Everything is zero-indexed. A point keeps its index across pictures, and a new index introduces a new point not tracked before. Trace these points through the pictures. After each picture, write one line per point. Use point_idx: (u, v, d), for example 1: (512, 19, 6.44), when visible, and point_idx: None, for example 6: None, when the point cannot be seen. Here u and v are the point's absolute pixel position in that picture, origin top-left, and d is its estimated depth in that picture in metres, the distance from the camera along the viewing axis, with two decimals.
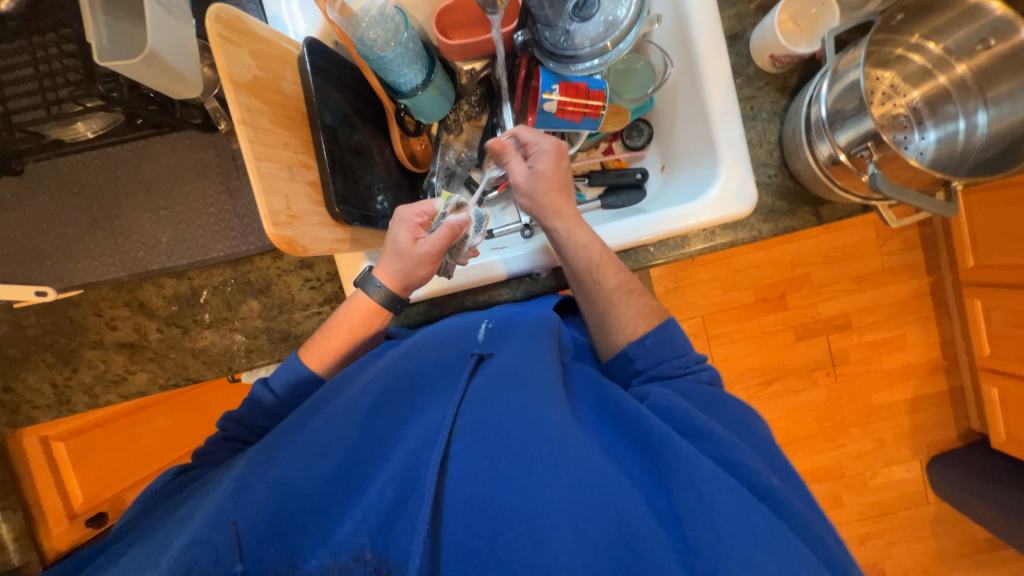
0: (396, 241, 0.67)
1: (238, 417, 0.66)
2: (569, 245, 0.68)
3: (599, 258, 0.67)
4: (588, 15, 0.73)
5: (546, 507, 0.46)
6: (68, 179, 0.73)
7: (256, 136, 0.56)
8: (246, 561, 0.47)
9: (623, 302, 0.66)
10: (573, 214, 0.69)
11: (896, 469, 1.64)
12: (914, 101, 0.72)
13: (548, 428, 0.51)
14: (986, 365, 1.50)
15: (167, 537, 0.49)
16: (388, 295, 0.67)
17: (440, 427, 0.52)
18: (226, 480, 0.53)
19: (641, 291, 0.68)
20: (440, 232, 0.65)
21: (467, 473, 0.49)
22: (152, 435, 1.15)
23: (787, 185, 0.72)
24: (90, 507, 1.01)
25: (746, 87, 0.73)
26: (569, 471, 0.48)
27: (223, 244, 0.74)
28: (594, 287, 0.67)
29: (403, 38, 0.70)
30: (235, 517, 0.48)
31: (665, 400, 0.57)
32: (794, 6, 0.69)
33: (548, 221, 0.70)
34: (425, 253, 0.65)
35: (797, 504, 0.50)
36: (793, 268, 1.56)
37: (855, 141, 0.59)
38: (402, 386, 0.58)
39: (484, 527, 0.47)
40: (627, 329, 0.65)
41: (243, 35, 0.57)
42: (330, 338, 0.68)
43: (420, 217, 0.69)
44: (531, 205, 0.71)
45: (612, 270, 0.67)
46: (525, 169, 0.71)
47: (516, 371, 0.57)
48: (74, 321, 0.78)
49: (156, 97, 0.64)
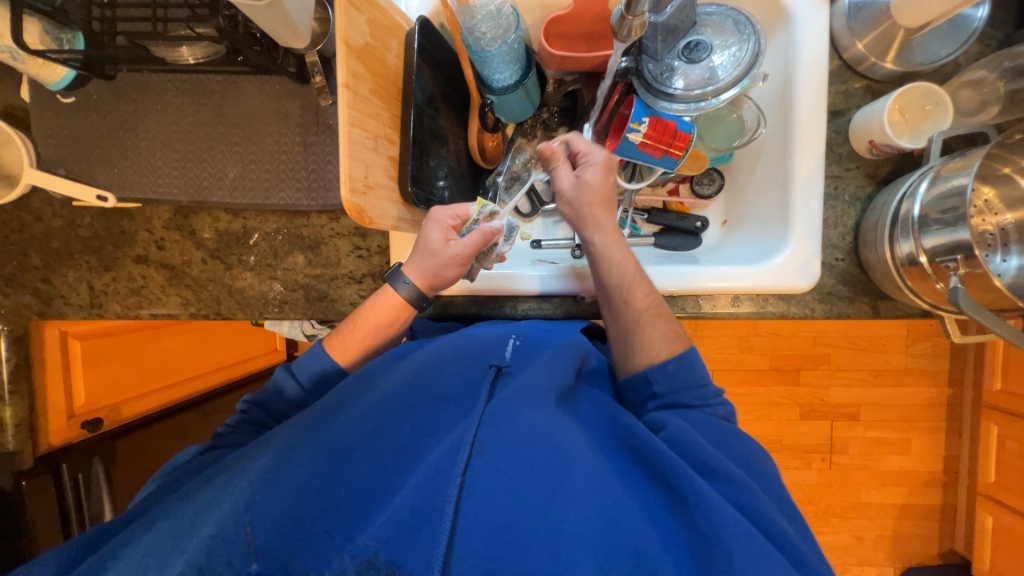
0: (427, 239, 0.66)
1: (258, 402, 0.66)
2: (604, 258, 0.67)
3: (632, 277, 0.66)
4: (697, 58, 0.72)
5: (565, 540, 0.48)
6: (154, 95, 0.74)
7: (353, 101, 0.57)
8: (261, 562, 0.49)
9: (649, 324, 0.64)
10: (612, 228, 0.69)
11: (869, 571, 1.61)
12: (1004, 223, 0.68)
13: (568, 459, 0.52)
14: (988, 492, 1.45)
15: (194, 518, 0.51)
16: (416, 294, 0.67)
17: (462, 440, 0.54)
18: (252, 468, 0.54)
19: (669, 317, 0.66)
20: (473, 237, 0.64)
21: (488, 492, 0.51)
22: (160, 353, 1.17)
23: (852, 271, 0.71)
24: (89, 410, 1.02)
25: (834, 165, 0.72)
26: (586, 504, 0.50)
27: (286, 193, 0.74)
28: (620, 306, 0.66)
29: (510, 39, 0.70)
30: (250, 519, 0.50)
31: (684, 434, 0.57)
32: (907, 98, 0.67)
33: (587, 232, 0.69)
34: (457, 256, 0.64)
35: (808, 551, 0.51)
36: (815, 345, 1.54)
37: (942, 248, 0.57)
38: (423, 391, 0.60)
39: (503, 548, 0.48)
40: (649, 351, 0.64)
41: (365, 1, 0.58)
42: (356, 328, 0.67)
43: (454, 219, 0.67)
44: (572, 214, 0.71)
45: (644, 292, 0.66)
46: (571, 177, 0.70)
47: (536, 394, 0.58)
48: (125, 231, 0.80)
49: (261, 39, 0.65)
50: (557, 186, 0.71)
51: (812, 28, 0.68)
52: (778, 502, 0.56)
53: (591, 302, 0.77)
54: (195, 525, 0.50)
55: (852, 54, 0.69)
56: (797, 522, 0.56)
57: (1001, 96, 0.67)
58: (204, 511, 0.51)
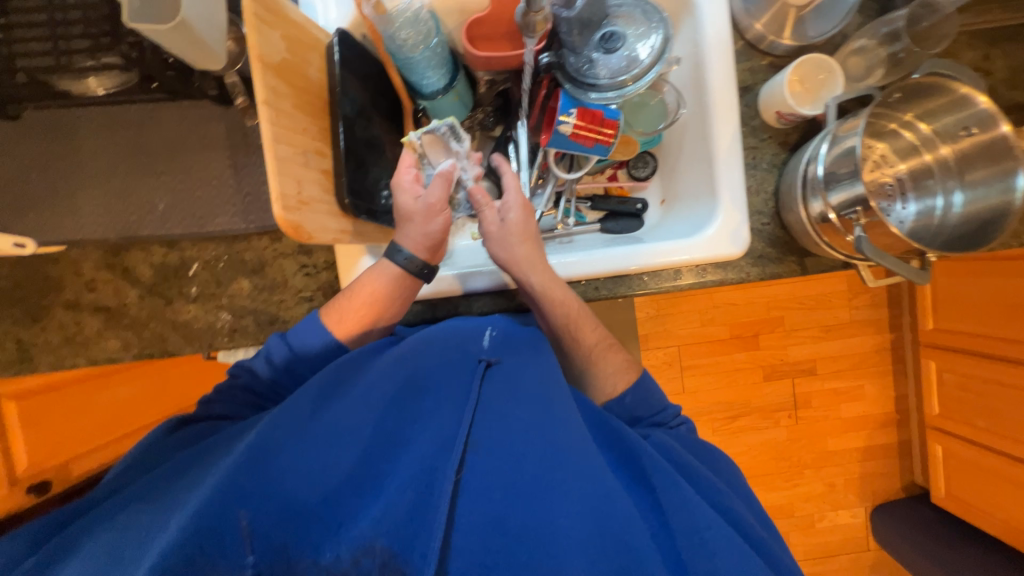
0: (399, 208, 0.67)
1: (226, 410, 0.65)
2: (546, 302, 0.67)
3: (577, 315, 0.69)
4: (613, 48, 0.75)
5: (558, 534, 0.50)
6: (66, 131, 0.71)
7: (276, 118, 0.56)
8: (257, 553, 0.48)
9: (601, 358, 0.70)
10: (546, 268, 0.68)
11: (843, 514, 1.71)
12: (900, 173, 0.75)
13: (561, 451, 0.55)
14: (936, 424, 1.57)
15: (181, 496, 0.51)
16: (419, 264, 0.67)
17: (456, 438, 0.55)
18: (238, 451, 0.52)
19: (617, 346, 0.72)
20: (439, 184, 0.67)
21: (482, 489, 0.53)
22: (112, 403, 1.13)
23: (778, 234, 0.76)
24: (34, 474, 1.02)
25: (750, 137, 0.77)
26: (579, 497, 0.52)
27: (223, 219, 0.72)
28: (571, 345, 0.70)
29: (433, 43, 0.71)
30: (244, 512, 0.49)
31: (667, 442, 0.63)
32: (802, 70, 0.73)
33: (521, 279, 0.68)
34: (432, 207, 0.66)
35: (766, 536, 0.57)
36: (769, 310, 1.62)
37: (845, 203, 0.62)
38: (411, 388, 0.60)
39: (498, 546, 0.50)
40: (606, 387, 0.69)
41: (277, 18, 0.58)
42: (353, 300, 0.66)
43: (409, 169, 0.69)
44: (505, 257, 0.69)
45: (589, 329, 0.70)
46: (496, 222, 0.70)
47: (531, 392, 0.60)
48: (50, 278, 0.75)
49: (175, 63, 0.66)
50: (487, 232, 0.71)
51: (712, 9, 0.73)
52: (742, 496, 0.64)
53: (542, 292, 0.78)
54: (178, 507, 0.49)
55: (753, 34, 0.75)
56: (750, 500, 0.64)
57: (882, 60, 0.74)
58: (188, 492, 0.51)
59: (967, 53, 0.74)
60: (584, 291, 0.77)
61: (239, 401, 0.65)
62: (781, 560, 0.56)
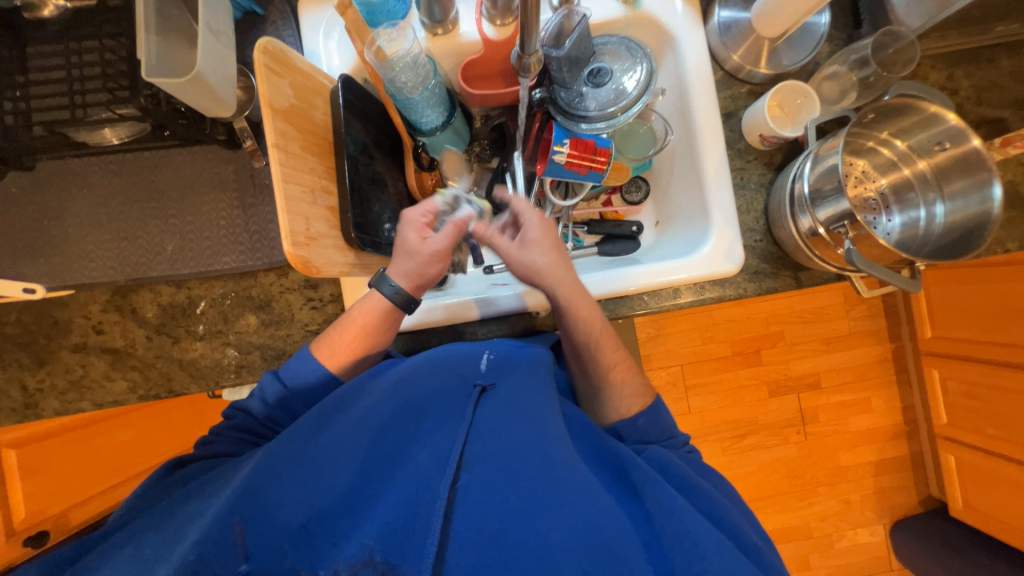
0: (404, 243, 0.69)
1: (232, 439, 0.65)
2: (571, 317, 0.69)
3: (599, 335, 0.70)
4: (601, 82, 0.79)
5: (552, 547, 0.50)
6: (81, 180, 0.73)
7: (285, 159, 0.59)
8: (251, 562, 0.49)
9: (618, 379, 0.71)
10: (573, 282, 0.70)
11: (861, 532, 1.66)
12: (882, 187, 0.78)
13: (555, 465, 0.55)
14: (946, 433, 1.56)
15: (179, 525, 0.51)
16: (405, 296, 0.68)
17: (450, 453, 0.56)
18: (236, 481, 0.53)
19: (635, 370, 0.73)
20: (449, 230, 0.69)
21: (477, 501, 0.53)
22: (111, 448, 1.11)
23: (771, 250, 0.79)
24: (31, 525, 0.99)
25: (736, 159, 0.81)
26: (573, 513, 0.52)
27: (230, 257, 0.74)
28: (591, 363, 0.71)
29: (430, 84, 0.74)
30: (241, 517, 0.50)
31: (663, 456, 0.62)
32: (781, 95, 0.78)
33: (550, 292, 0.69)
34: (438, 252, 0.68)
35: (772, 557, 0.56)
36: (768, 325, 1.64)
37: (833, 218, 0.65)
38: (409, 410, 0.60)
39: (491, 555, 0.50)
40: (621, 407, 0.69)
41: (285, 67, 0.62)
42: (343, 334, 0.67)
43: (425, 217, 0.71)
44: (528, 273, 0.71)
45: (611, 348, 0.71)
46: (514, 245, 0.72)
47: (525, 408, 0.61)
48: (58, 321, 0.76)
49: (187, 112, 0.67)
50: (506, 253, 0.72)
51: (692, 45, 0.79)
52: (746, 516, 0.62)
53: (547, 315, 0.79)
54: (177, 539, 0.49)
55: (732, 64, 0.79)
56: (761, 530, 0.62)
57: (855, 83, 0.79)
58: (188, 524, 0.51)
59: (932, 74, 0.79)
60: None
61: (235, 442, 0.64)
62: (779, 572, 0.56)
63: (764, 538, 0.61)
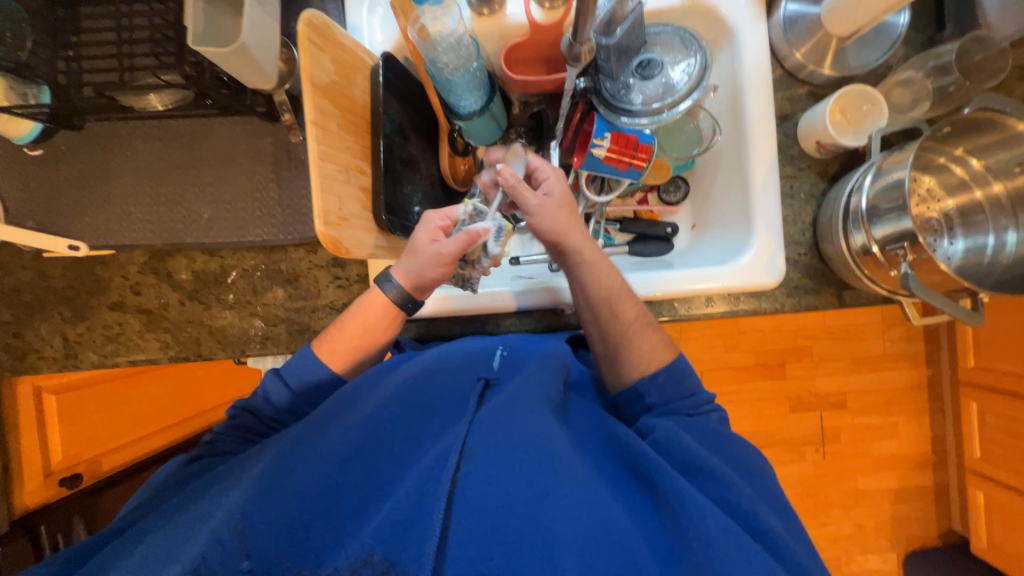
0: (414, 241, 0.66)
1: (248, 408, 0.66)
2: (590, 274, 0.67)
3: (619, 290, 0.67)
4: (650, 75, 0.75)
5: (555, 539, 0.49)
6: (125, 143, 0.75)
7: (322, 137, 0.58)
8: (252, 560, 0.49)
9: (640, 335, 0.66)
10: (591, 243, 0.68)
11: (873, 558, 1.61)
12: (947, 208, 0.73)
13: (557, 459, 0.54)
14: (976, 468, 1.48)
15: (190, 522, 0.52)
16: (402, 296, 0.67)
17: (452, 447, 0.56)
18: (244, 480, 0.54)
19: (657, 326, 0.69)
20: (458, 238, 0.63)
21: (480, 495, 0.52)
22: (142, 401, 1.17)
23: (815, 265, 0.75)
24: (66, 467, 1.05)
25: (788, 166, 0.76)
26: (576, 506, 0.51)
27: (262, 230, 0.75)
28: (611, 322, 0.67)
29: (472, 67, 0.72)
30: (246, 517, 0.50)
31: (674, 435, 0.60)
32: (845, 100, 0.72)
33: (568, 251, 0.67)
34: (440, 257, 0.64)
35: (795, 548, 0.53)
36: (797, 338, 1.58)
37: (891, 237, 0.61)
38: (418, 405, 0.61)
39: (494, 553, 0.49)
40: (643, 364, 0.66)
41: (328, 42, 0.60)
42: (342, 332, 0.67)
43: (444, 220, 0.66)
44: (548, 230, 0.67)
45: (629, 305, 0.67)
46: (540, 197, 0.67)
47: (530, 402, 0.59)
48: (99, 279, 0.79)
49: (229, 81, 0.67)
50: (527, 208, 0.67)
51: (753, 40, 0.74)
52: (769, 501, 0.59)
53: (570, 313, 0.79)
54: (189, 535, 0.50)
55: (793, 62, 0.75)
56: (788, 516, 0.59)
57: (930, 92, 0.73)
58: (199, 523, 0.51)
59: (1019, 86, 0.72)
60: None
61: (235, 443, 0.65)
62: (796, 557, 0.52)
63: (781, 516, 0.58)
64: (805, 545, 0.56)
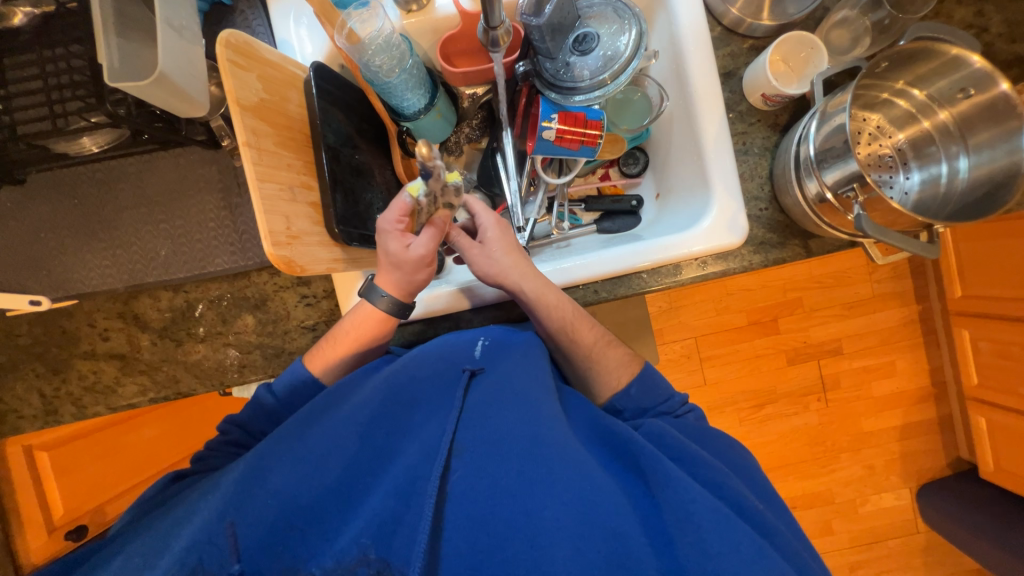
0: (387, 254, 0.64)
1: (238, 422, 0.68)
2: (541, 309, 0.67)
3: (572, 317, 0.68)
4: (588, 49, 0.75)
5: (545, 526, 0.49)
6: (70, 190, 0.74)
7: (259, 158, 0.57)
8: (244, 562, 0.50)
9: (602, 355, 0.70)
10: (536, 275, 0.68)
11: (886, 497, 1.63)
12: (900, 143, 0.73)
13: (546, 446, 0.54)
14: (975, 395, 1.50)
15: (176, 530, 0.52)
16: (394, 304, 0.67)
17: (440, 442, 0.55)
18: (227, 482, 0.54)
19: (615, 342, 0.72)
20: (430, 234, 0.64)
21: (468, 488, 0.53)
22: (139, 444, 1.18)
23: (777, 218, 0.74)
24: (70, 520, 1.06)
25: (738, 123, 0.75)
26: (563, 491, 0.51)
27: (223, 259, 0.74)
28: (570, 347, 0.70)
29: (408, 65, 0.71)
30: (234, 518, 0.51)
31: (660, 429, 0.61)
32: (784, 49, 0.72)
33: (515, 290, 0.67)
34: (423, 258, 0.65)
35: (786, 534, 0.54)
36: (786, 292, 1.58)
37: (841, 181, 0.61)
38: (401, 400, 0.60)
39: (484, 543, 0.50)
40: (611, 380, 0.68)
41: (252, 60, 0.59)
42: (336, 347, 0.68)
43: (402, 221, 0.64)
44: (494, 274, 0.68)
45: (585, 328, 0.70)
46: (477, 246, 0.69)
47: (521, 393, 0.59)
48: (67, 331, 0.78)
49: (161, 114, 0.66)
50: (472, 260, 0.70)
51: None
52: (754, 489, 0.60)
53: None
54: (174, 538, 0.51)
55: (730, 18, 0.73)
56: (772, 502, 0.60)
57: (868, 28, 0.73)
58: (181, 526, 0.53)
59: (958, 11, 0.71)
60: (583, 295, 0.77)
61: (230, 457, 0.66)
62: (786, 540, 0.53)
63: (766, 502, 0.59)
64: (790, 527, 0.57)
